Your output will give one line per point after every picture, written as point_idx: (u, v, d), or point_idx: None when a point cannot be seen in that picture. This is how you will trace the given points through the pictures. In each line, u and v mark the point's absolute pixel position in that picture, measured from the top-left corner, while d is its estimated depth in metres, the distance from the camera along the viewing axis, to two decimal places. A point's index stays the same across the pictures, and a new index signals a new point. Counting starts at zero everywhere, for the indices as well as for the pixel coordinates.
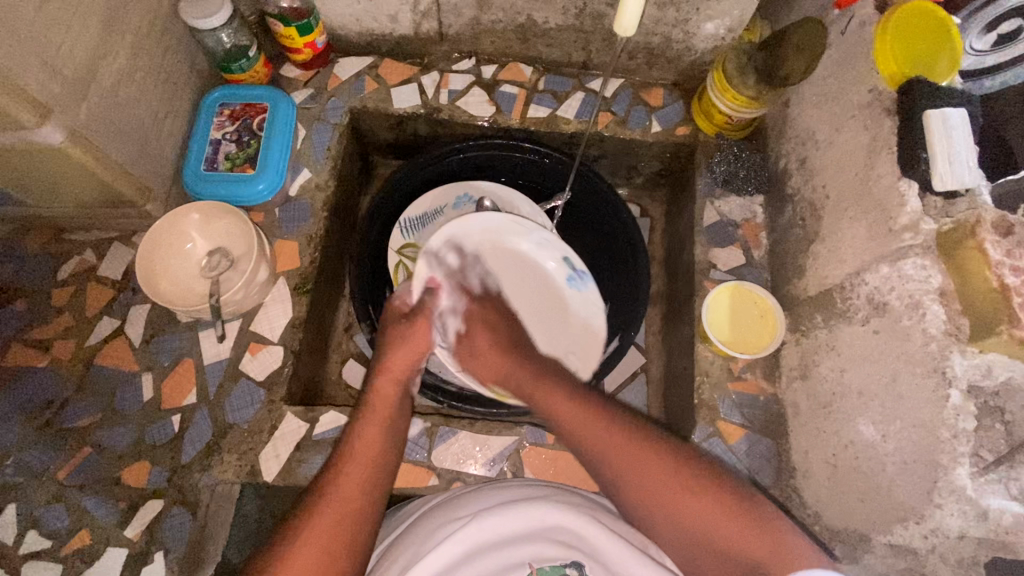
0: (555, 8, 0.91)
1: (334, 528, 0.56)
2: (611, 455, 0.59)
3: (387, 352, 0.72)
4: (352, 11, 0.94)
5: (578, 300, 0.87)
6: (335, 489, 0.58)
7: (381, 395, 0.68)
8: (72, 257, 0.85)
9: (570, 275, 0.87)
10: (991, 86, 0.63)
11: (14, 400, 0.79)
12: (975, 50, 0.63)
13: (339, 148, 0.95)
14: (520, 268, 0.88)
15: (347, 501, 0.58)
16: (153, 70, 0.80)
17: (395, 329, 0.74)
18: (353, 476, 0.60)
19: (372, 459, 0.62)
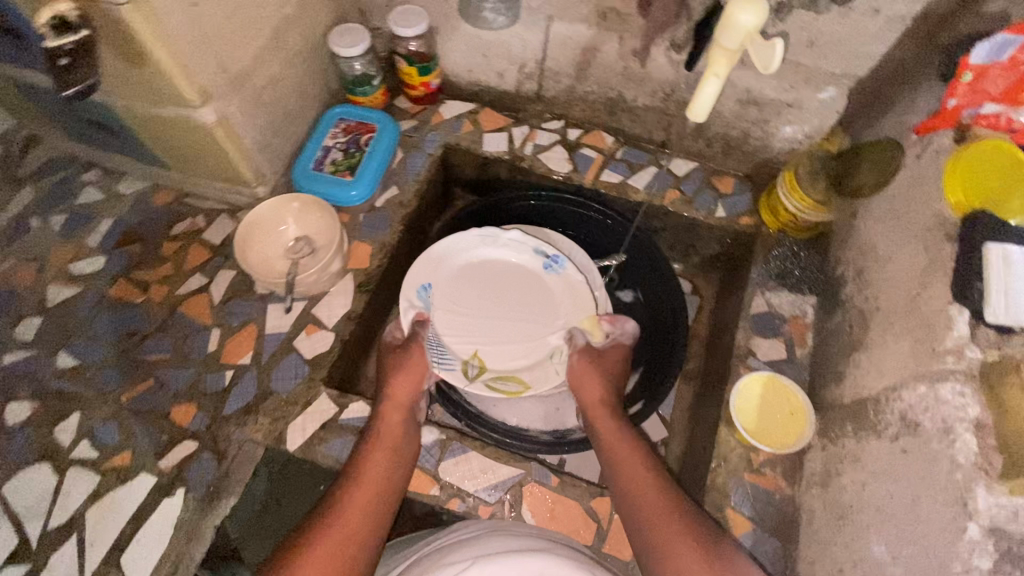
0: (645, 90, 0.99)
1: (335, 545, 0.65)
2: (644, 507, 0.71)
3: (391, 380, 0.86)
4: (466, 63, 1.07)
5: (556, 281, 0.99)
6: (344, 510, 0.69)
7: (388, 424, 0.79)
8: (186, 218, 0.99)
9: (545, 261, 0.99)
10: None
11: (105, 324, 0.91)
12: None
13: (427, 175, 1.06)
14: (504, 276, 1.00)
15: (354, 522, 0.68)
16: (295, 81, 0.95)
17: (399, 364, 0.88)
18: (360, 500, 0.71)
19: (374, 489, 0.72)
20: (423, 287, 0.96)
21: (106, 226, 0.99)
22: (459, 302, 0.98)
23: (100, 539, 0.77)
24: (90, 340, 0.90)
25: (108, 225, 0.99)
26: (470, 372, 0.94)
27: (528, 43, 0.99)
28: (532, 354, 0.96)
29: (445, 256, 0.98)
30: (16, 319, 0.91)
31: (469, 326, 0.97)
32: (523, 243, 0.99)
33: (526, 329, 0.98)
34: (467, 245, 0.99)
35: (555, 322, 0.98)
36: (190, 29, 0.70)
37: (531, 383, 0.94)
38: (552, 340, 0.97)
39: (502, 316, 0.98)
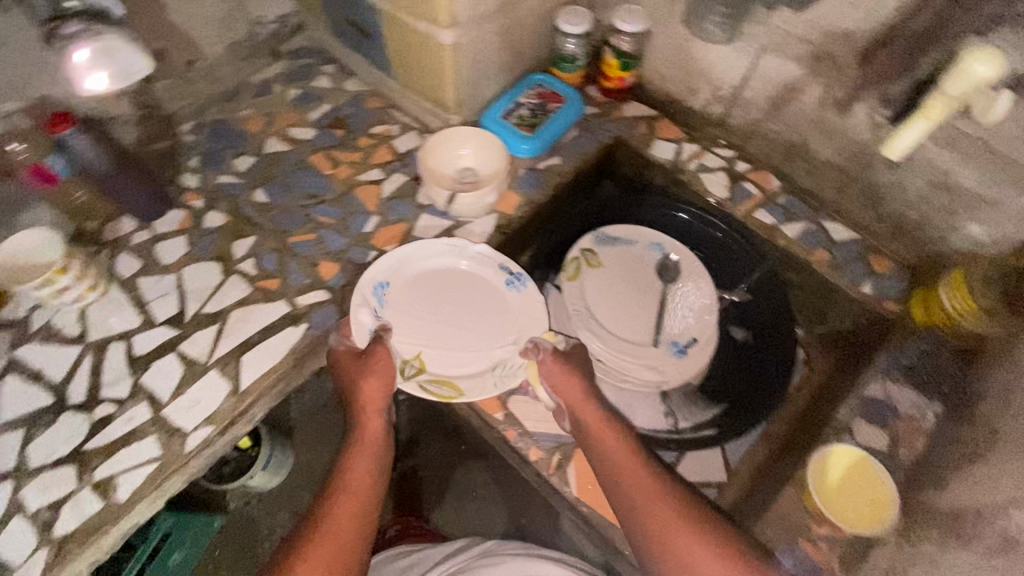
0: (832, 144, 0.99)
1: (333, 540, 0.76)
2: (654, 516, 0.76)
3: (362, 384, 0.86)
4: (667, 72, 1.14)
5: (517, 298, 0.95)
6: (331, 517, 0.78)
7: (369, 426, 0.87)
8: (386, 123, 1.16)
9: (508, 278, 0.96)
10: None
11: (295, 179, 1.08)
12: None
13: (591, 157, 1.14)
14: (464, 286, 0.97)
15: (349, 519, 0.79)
16: (520, 40, 1.07)
17: (359, 368, 0.87)
18: (349, 505, 0.80)
19: (359, 491, 0.82)
20: (378, 286, 0.93)
21: (325, 109, 1.18)
22: (412, 306, 0.94)
23: (234, 335, 0.92)
24: (281, 186, 1.07)
25: (327, 108, 1.18)
26: (406, 372, 0.89)
27: (733, 67, 1.03)
28: (471, 364, 0.91)
29: (409, 258, 0.96)
30: (237, 153, 1.11)
31: (416, 330, 0.92)
32: (488, 257, 0.97)
33: (476, 337, 0.93)
34: (432, 252, 0.98)
35: (505, 337, 0.93)
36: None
37: (466, 390, 0.89)
38: (500, 353, 0.92)
39: (455, 325, 0.93)
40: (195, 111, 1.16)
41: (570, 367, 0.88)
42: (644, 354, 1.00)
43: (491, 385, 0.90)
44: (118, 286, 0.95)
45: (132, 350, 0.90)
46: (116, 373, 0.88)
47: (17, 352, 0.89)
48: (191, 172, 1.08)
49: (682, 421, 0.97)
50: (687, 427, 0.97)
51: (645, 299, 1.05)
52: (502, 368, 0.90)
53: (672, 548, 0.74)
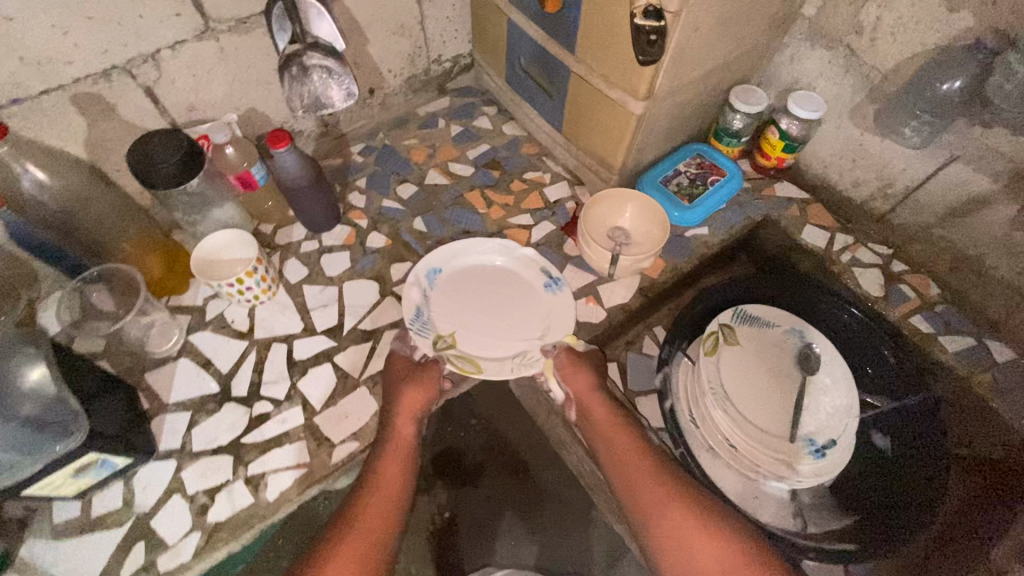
0: (1016, 263, 0.94)
1: (367, 530, 0.76)
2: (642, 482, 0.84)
3: (403, 394, 0.87)
4: (830, 159, 1.13)
5: (551, 299, 1.00)
6: (359, 517, 0.77)
7: (403, 430, 0.86)
8: (540, 170, 1.20)
9: (547, 280, 1.01)
10: None
11: (452, 213, 1.13)
12: None
13: (739, 232, 1.14)
14: (505, 284, 1.02)
15: (382, 511, 0.79)
16: (691, 112, 1.08)
17: (407, 373, 0.90)
18: (376, 504, 0.79)
19: (391, 493, 0.80)
20: (434, 270, 1.00)
21: (483, 148, 1.24)
22: (458, 292, 1.00)
23: (386, 356, 0.96)
24: (438, 218, 1.12)
25: (485, 148, 1.24)
26: (438, 347, 0.93)
27: (912, 169, 1.00)
28: (496, 351, 0.95)
29: (464, 250, 1.03)
30: (400, 179, 1.18)
31: (454, 311, 0.97)
32: (533, 260, 1.02)
33: (508, 328, 0.97)
34: (486, 247, 1.04)
35: (532, 332, 0.97)
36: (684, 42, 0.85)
37: (484, 369, 0.92)
38: (522, 346, 0.96)
39: (490, 313, 0.98)
40: (365, 134, 1.24)
41: (579, 362, 0.94)
42: (779, 447, 0.97)
43: (510, 371, 0.93)
44: (285, 289, 1.02)
45: (292, 353, 0.95)
46: (276, 373, 0.93)
47: (192, 338, 0.96)
48: (358, 192, 1.15)
49: (812, 525, 0.95)
50: (823, 534, 0.94)
51: (782, 388, 1.03)
52: (523, 360, 0.94)
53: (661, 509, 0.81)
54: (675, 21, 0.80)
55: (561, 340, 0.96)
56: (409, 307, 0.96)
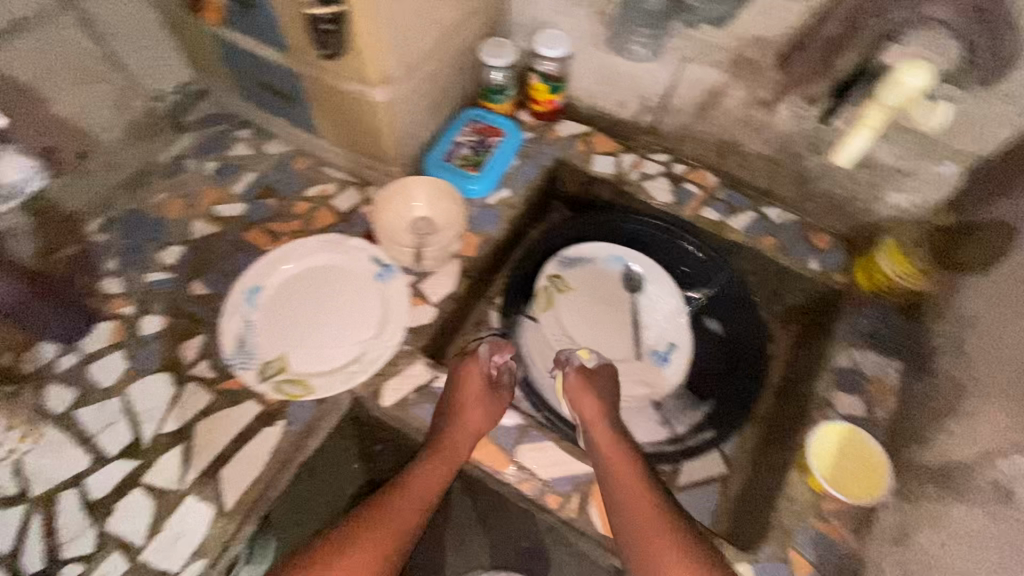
0: (760, 138, 1.05)
1: (375, 540, 0.73)
2: (640, 520, 0.75)
3: (464, 409, 0.85)
4: (592, 88, 1.16)
5: (382, 290, 0.96)
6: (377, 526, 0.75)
7: (456, 445, 0.82)
8: (320, 183, 1.09)
9: (378, 270, 0.98)
10: None
11: (233, 263, 0.99)
12: None
13: (537, 184, 1.14)
14: (334, 285, 0.96)
15: (397, 527, 0.75)
16: (447, 79, 1.03)
17: (475, 398, 0.86)
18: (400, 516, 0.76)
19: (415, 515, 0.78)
20: (254, 290, 0.94)
21: (249, 179, 1.09)
22: (284, 306, 0.94)
23: (206, 451, 0.83)
24: (220, 274, 0.98)
25: (251, 178, 1.09)
26: (266, 374, 0.87)
27: (657, 78, 1.06)
28: (330, 362, 0.89)
29: (286, 261, 0.97)
30: (161, 245, 1.01)
31: (280, 327, 0.91)
32: (359, 252, 0.99)
33: (340, 333, 0.92)
34: (309, 250, 0.99)
35: (366, 331, 0.92)
36: (396, 16, 0.79)
37: (316, 388, 0.87)
38: (356, 349, 0.90)
39: (320, 320, 0.93)
40: (99, 206, 1.04)
41: (593, 383, 0.92)
42: (628, 369, 1.06)
43: (344, 381, 0.87)
44: (54, 424, 0.84)
45: (89, 496, 0.79)
46: (76, 527, 0.78)
47: None
48: (112, 277, 0.97)
49: (677, 426, 1.03)
50: (684, 432, 1.02)
51: (617, 313, 1.10)
52: (358, 365, 0.89)
53: (651, 549, 0.73)
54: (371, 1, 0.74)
55: (397, 333, 0.92)
56: (231, 340, 0.89)
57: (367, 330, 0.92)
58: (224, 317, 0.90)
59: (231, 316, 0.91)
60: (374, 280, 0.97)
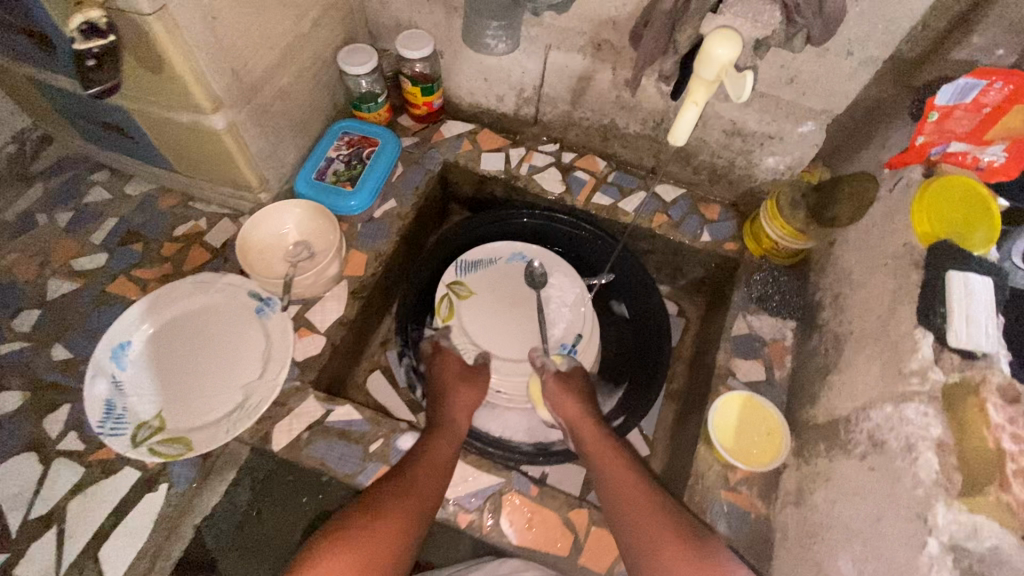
0: (636, 118, 1.04)
1: (399, 508, 0.69)
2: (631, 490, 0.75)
3: (459, 391, 0.89)
4: (469, 84, 1.13)
5: (265, 326, 0.91)
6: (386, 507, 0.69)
7: (452, 425, 0.84)
8: (189, 220, 1.02)
9: (258, 304, 0.92)
10: None
11: (98, 319, 0.92)
12: None
13: (426, 190, 1.10)
14: (213, 329, 0.90)
15: (422, 496, 0.72)
16: (307, 94, 0.98)
17: (466, 380, 0.92)
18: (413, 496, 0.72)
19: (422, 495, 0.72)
20: (121, 346, 0.86)
21: (110, 225, 1.01)
22: (159, 358, 0.87)
23: (82, 530, 0.77)
24: (83, 335, 0.90)
25: (111, 224, 1.01)
26: (139, 438, 0.80)
27: (527, 69, 1.04)
28: (211, 413, 0.84)
29: (157, 309, 0.90)
30: (13, 311, 0.92)
31: (155, 382, 0.85)
32: (237, 289, 0.93)
33: (222, 380, 0.86)
34: (182, 294, 0.92)
35: (249, 374, 0.87)
36: (218, 37, 0.73)
37: (196, 443, 0.81)
38: (239, 395, 0.85)
39: (200, 368, 0.87)
40: None
41: (570, 375, 0.93)
42: None
43: (227, 433, 0.82)
44: None
45: None
46: None
47: None
48: None
49: None
50: None
51: (521, 310, 1.07)
52: (241, 412, 0.84)
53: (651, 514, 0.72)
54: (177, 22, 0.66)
55: (282, 372, 0.87)
56: (95, 405, 0.82)
57: (250, 372, 0.87)
58: (86, 380, 0.82)
59: (96, 378, 0.83)
60: (256, 316, 0.91)
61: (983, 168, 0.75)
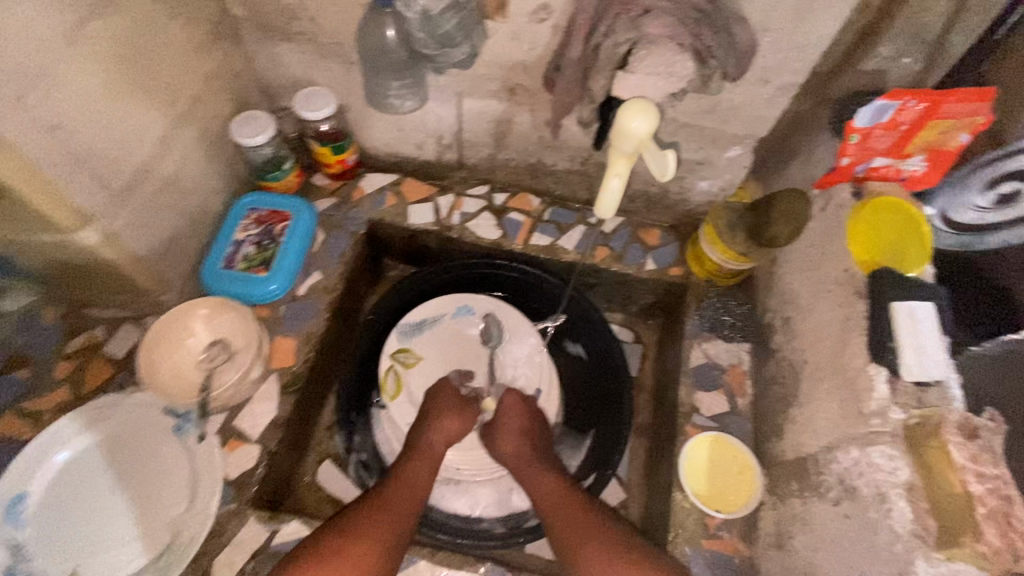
0: (563, 155, 0.99)
1: (373, 527, 0.74)
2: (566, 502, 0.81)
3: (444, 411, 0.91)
4: (383, 135, 1.05)
5: (189, 448, 0.80)
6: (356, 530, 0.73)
7: (429, 450, 0.87)
8: (82, 332, 0.89)
9: (177, 423, 0.81)
10: (993, 243, 0.61)
11: None
12: (981, 204, 0.63)
13: (352, 256, 1.01)
14: (128, 459, 0.79)
15: (398, 515, 0.77)
16: (198, 176, 0.87)
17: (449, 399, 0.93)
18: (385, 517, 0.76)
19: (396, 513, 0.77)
20: (15, 500, 0.74)
21: None
22: (66, 506, 0.75)
23: None
24: None
25: None
26: None
27: (442, 117, 0.97)
28: (137, 564, 0.73)
29: (55, 445, 0.77)
30: None
31: (64, 536, 0.73)
32: (151, 408, 0.81)
33: (146, 520, 0.76)
34: (84, 421, 0.80)
35: (178, 509, 0.77)
36: (72, 146, 0.63)
37: None
38: (169, 536, 0.75)
39: (118, 510, 0.76)
40: None
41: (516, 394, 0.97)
42: None
43: None
44: None
45: None
46: None
47: None
48: None
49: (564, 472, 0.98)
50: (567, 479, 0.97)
51: (475, 371, 1.00)
52: (174, 556, 0.74)
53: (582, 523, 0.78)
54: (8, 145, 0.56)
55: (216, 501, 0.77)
56: None
57: (179, 506, 0.77)
58: None
59: None
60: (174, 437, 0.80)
61: (906, 178, 0.74)
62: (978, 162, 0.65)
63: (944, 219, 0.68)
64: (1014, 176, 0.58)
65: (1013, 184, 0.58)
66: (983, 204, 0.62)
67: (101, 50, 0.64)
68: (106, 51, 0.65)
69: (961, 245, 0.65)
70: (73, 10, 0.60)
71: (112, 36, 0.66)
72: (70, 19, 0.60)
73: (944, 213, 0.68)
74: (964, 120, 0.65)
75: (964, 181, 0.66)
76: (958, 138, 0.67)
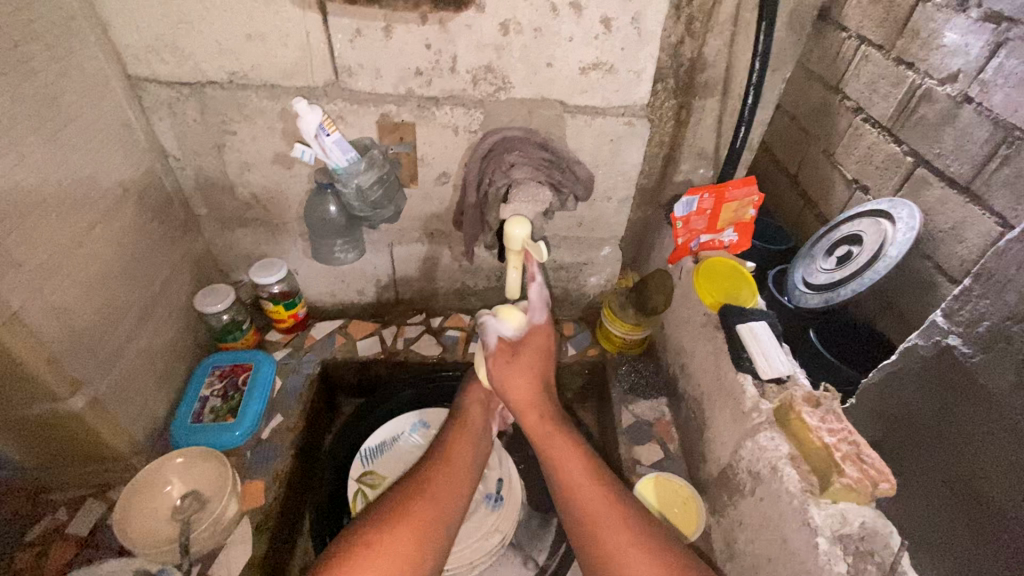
0: (481, 277, 1.23)
1: (417, 504, 0.80)
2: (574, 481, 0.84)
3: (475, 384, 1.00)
4: (328, 289, 1.24)
5: None
6: (403, 508, 0.79)
7: (468, 421, 0.95)
8: (43, 518, 0.90)
9: None
10: (845, 295, 0.90)
11: None
12: (826, 269, 0.96)
13: (310, 394, 1.12)
14: None
15: (439, 495, 0.83)
16: (167, 344, 1.00)
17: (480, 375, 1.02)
18: (426, 492, 0.83)
19: (432, 496, 0.82)
20: None
21: None
22: None
23: None
24: None
25: None
26: None
27: (377, 265, 1.19)
28: None
29: None
30: None
31: None
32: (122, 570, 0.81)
33: None
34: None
35: None
36: (71, 326, 0.76)
37: None
38: None
39: None
40: None
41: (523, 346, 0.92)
42: (469, 529, 0.97)
43: None
44: None
45: None
46: None
47: None
48: None
49: (539, 555, 0.98)
50: (543, 564, 0.97)
51: None
52: None
53: (589, 502, 0.81)
54: (27, 328, 0.69)
55: None
56: None
57: None
58: None
59: None
60: None
61: (727, 245, 1.04)
62: (815, 236, 1.02)
63: (807, 284, 0.99)
64: (839, 242, 0.96)
65: (841, 247, 0.95)
66: (829, 267, 0.96)
67: (99, 248, 0.82)
68: (101, 249, 0.83)
69: (825, 302, 0.94)
70: (83, 224, 0.79)
71: (107, 239, 0.84)
72: (79, 231, 0.78)
73: (804, 280, 1.00)
74: (746, 200, 0.99)
75: (807, 255, 1.03)
76: (748, 212, 1.01)
